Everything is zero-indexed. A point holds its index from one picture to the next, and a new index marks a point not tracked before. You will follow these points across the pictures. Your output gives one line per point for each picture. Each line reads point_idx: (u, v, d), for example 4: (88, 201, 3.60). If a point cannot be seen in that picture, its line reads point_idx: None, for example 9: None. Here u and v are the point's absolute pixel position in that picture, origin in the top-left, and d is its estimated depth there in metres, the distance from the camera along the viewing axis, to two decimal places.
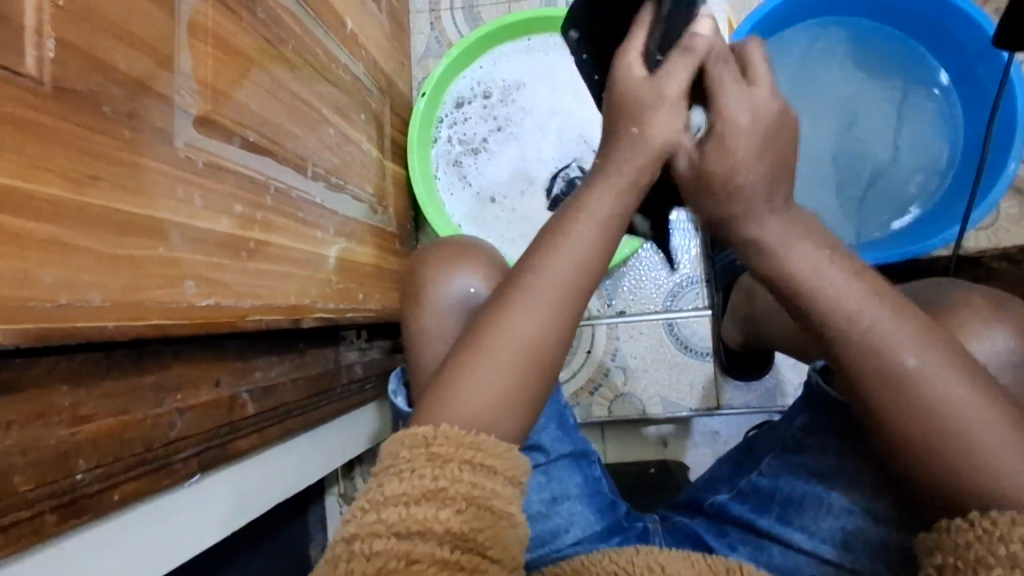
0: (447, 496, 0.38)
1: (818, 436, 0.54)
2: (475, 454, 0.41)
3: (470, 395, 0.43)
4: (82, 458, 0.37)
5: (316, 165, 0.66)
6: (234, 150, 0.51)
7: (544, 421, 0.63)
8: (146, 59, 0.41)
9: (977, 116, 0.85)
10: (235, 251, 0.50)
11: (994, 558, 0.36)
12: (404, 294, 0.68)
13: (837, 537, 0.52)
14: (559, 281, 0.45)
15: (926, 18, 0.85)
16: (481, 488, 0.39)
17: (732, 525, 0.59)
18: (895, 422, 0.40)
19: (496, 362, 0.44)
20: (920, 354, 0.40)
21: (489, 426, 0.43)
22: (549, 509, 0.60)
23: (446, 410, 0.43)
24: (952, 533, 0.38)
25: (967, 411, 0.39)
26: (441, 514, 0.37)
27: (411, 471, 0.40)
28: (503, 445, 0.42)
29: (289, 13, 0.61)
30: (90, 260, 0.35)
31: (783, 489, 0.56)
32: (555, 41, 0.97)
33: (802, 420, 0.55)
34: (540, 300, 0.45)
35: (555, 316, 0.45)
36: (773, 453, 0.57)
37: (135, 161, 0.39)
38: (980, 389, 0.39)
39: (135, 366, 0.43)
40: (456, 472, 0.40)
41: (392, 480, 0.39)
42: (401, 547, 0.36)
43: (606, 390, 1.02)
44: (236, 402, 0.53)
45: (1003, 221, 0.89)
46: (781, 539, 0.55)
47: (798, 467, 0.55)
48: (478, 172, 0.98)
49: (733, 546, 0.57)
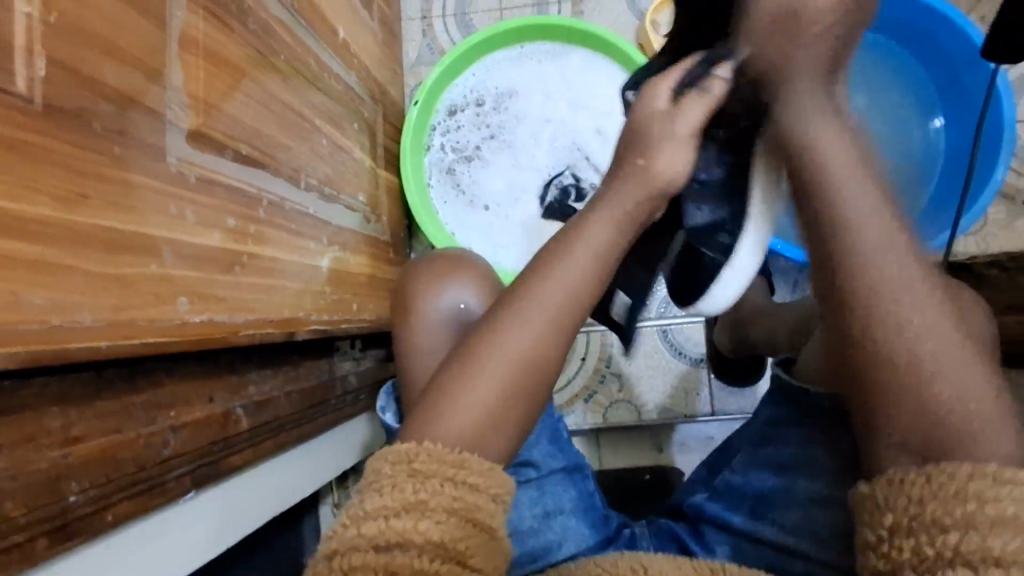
0: (427, 508, 0.38)
1: (779, 430, 0.57)
2: (458, 471, 0.41)
3: (453, 417, 0.44)
4: (75, 481, 0.37)
5: (309, 176, 0.66)
6: (226, 162, 0.50)
7: (537, 436, 0.63)
8: (135, 73, 0.40)
9: (964, 120, 0.87)
10: (229, 265, 0.50)
11: (949, 520, 0.35)
12: (396, 304, 0.68)
13: (811, 530, 0.53)
14: (548, 299, 0.47)
15: (912, 31, 0.87)
16: (463, 501, 0.40)
17: (708, 525, 0.59)
18: (877, 344, 0.41)
19: (492, 376, 0.45)
20: (925, 293, 0.41)
21: (472, 445, 0.43)
22: (543, 524, 0.59)
23: (433, 426, 0.44)
24: (907, 486, 0.38)
25: (945, 351, 0.40)
26: (420, 525, 0.38)
27: (393, 486, 0.40)
28: (488, 465, 0.42)
29: (281, 24, 0.61)
30: (83, 281, 0.35)
31: (752, 485, 0.58)
32: (548, 49, 0.97)
33: (766, 415, 0.59)
34: (529, 312, 0.46)
35: (544, 339, 0.46)
36: (743, 452, 0.60)
37: (125, 177, 0.39)
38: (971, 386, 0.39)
39: (127, 385, 0.43)
40: (437, 487, 0.40)
41: (373, 495, 0.40)
42: (380, 561, 0.36)
43: (601, 397, 1.02)
44: (229, 417, 0.52)
45: (991, 226, 0.95)
46: (755, 536, 0.55)
47: (764, 460, 0.57)
48: (471, 179, 0.98)
49: (711, 546, 0.57)
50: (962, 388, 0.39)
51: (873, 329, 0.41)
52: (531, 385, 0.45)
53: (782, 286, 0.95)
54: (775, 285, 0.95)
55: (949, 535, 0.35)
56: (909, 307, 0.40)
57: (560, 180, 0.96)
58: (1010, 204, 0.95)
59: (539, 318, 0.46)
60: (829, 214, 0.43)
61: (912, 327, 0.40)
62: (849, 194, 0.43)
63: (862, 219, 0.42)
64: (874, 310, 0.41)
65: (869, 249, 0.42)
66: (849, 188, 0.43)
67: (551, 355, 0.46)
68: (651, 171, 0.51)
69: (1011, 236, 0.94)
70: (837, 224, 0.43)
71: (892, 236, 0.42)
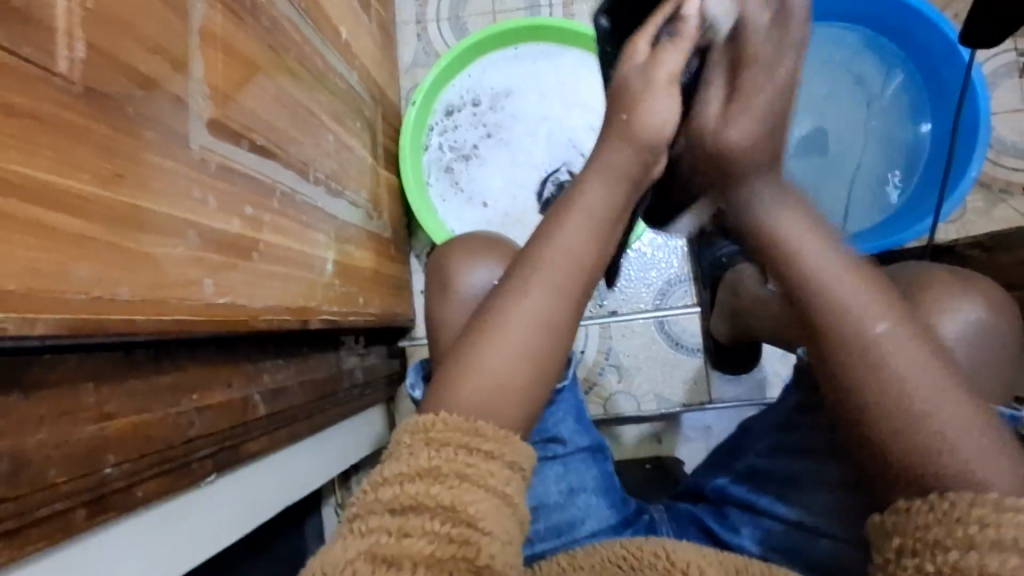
0: (440, 473, 0.40)
1: (805, 415, 0.60)
2: (472, 439, 0.43)
3: (468, 385, 0.46)
4: (111, 454, 0.38)
5: (316, 171, 0.68)
6: (243, 153, 0.52)
7: (563, 415, 0.66)
8: (161, 61, 0.41)
9: (943, 114, 0.91)
10: (247, 252, 0.51)
11: (950, 541, 0.35)
12: (430, 287, 0.70)
13: (830, 509, 0.56)
14: (557, 267, 0.48)
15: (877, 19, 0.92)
16: (475, 467, 0.41)
17: (732, 507, 0.62)
18: (864, 394, 0.41)
19: (504, 345, 0.47)
20: (897, 335, 0.41)
21: (483, 415, 0.45)
22: (567, 500, 0.63)
23: (446, 396, 0.46)
24: (913, 515, 0.38)
25: (929, 394, 0.40)
26: (432, 489, 0.39)
27: (410, 454, 0.42)
28: (502, 431, 0.44)
29: (290, 23, 0.62)
30: (120, 257, 0.36)
31: (781, 469, 0.60)
32: (542, 50, 1.00)
33: (794, 400, 0.61)
34: (531, 279, 0.48)
35: (557, 309, 0.48)
36: (766, 437, 0.62)
37: (153, 160, 0.40)
38: (955, 430, 0.39)
39: (153, 366, 0.43)
40: (451, 454, 0.41)
41: (391, 462, 0.42)
42: (393, 523, 0.38)
43: (600, 390, 1.03)
44: (248, 403, 0.53)
45: (970, 214, 1.00)
46: (777, 516, 0.58)
47: (792, 446, 0.60)
48: (469, 178, 1.00)
49: (737, 528, 0.60)
50: (948, 420, 0.39)
51: (850, 377, 0.41)
52: (545, 355, 0.47)
53: None
54: None
55: (949, 553, 0.35)
56: (884, 354, 0.41)
57: (557, 176, 0.98)
58: (986, 192, 1.00)
59: (552, 287, 0.48)
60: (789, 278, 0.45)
61: (894, 371, 0.40)
62: (804, 251, 0.44)
63: (821, 280, 0.43)
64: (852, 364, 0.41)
65: (830, 301, 0.43)
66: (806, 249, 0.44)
67: (564, 328, 0.48)
68: (635, 126, 0.49)
69: (989, 223, 0.98)
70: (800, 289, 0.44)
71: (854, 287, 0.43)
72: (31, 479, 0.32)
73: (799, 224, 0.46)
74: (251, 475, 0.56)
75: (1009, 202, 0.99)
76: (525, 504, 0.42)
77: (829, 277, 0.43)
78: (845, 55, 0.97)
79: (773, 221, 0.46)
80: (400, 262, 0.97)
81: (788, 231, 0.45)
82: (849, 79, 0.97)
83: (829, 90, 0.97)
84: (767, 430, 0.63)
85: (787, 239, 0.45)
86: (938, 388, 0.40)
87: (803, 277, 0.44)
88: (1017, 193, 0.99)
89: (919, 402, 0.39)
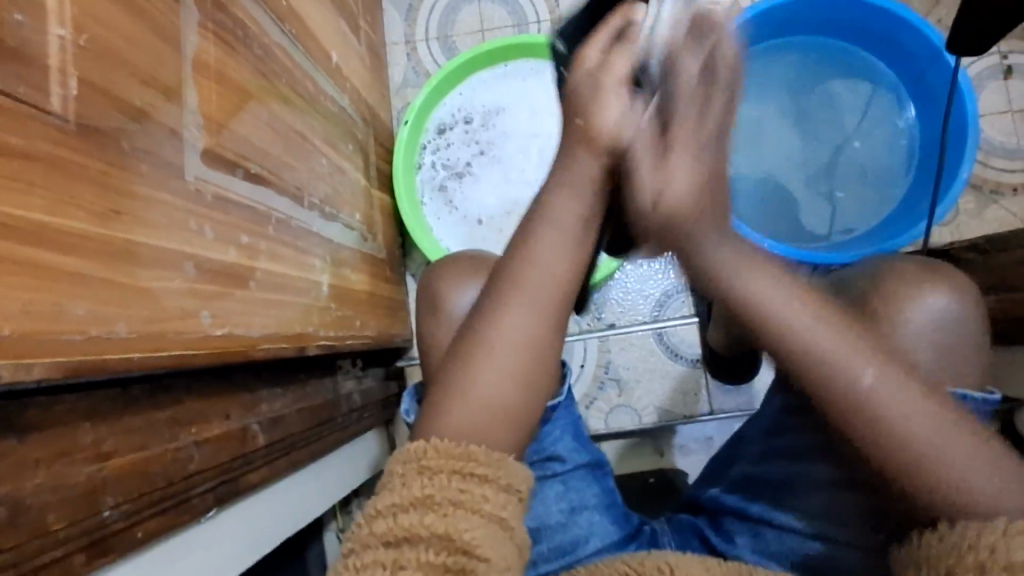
0: (433, 502, 0.42)
1: (789, 417, 0.61)
2: (465, 464, 0.44)
3: (462, 411, 0.47)
4: (109, 495, 0.37)
5: (311, 196, 0.67)
6: (238, 182, 0.51)
7: (559, 433, 0.64)
8: (155, 93, 0.41)
9: (931, 115, 0.92)
10: (244, 281, 0.50)
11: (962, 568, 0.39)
12: (420, 309, 0.71)
13: (828, 511, 0.56)
14: (536, 284, 0.48)
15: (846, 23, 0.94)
16: (469, 493, 0.43)
17: (729, 517, 0.62)
18: (864, 442, 0.42)
19: (491, 363, 0.47)
20: (883, 379, 0.42)
21: (476, 439, 0.46)
22: (569, 519, 0.62)
23: (440, 425, 0.47)
24: (927, 547, 0.41)
25: (927, 425, 0.41)
26: (426, 519, 0.41)
27: (403, 484, 0.43)
28: (495, 455, 0.45)
29: (281, 49, 0.62)
30: (119, 293, 0.36)
31: (771, 474, 0.60)
32: (531, 66, 1.00)
33: (779, 402, 0.62)
34: (516, 300, 0.48)
35: (544, 330, 0.48)
36: (758, 444, 0.63)
37: (148, 194, 0.39)
38: (934, 435, 0.41)
39: (150, 402, 0.43)
40: (444, 481, 0.43)
41: (385, 493, 0.43)
42: (388, 555, 0.40)
43: (601, 403, 1.03)
44: (247, 433, 0.53)
45: (963, 215, 1.00)
46: (774, 523, 0.58)
47: (784, 450, 0.60)
48: (463, 196, 1.00)
49: (733, 536, 0.60)
50: (921, 426, 0.41)
51: (833, 410, 0.43)
52: (532, 369, 0.48)
53: None
54: None
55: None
56: (852, 379, 0.42)
57: None
58: (977, 193, 1.01)
59: (532, 304, 0.48)
60: (737, 301, 0.43)
61: (864, 396, 0.42)
62: (756, 297, 0.43)
63: (771, 308, 0.42)
64: (830, 382, 0.42)
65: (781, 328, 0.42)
66: (784, 310, 0.42)
67: (550, 346, 0.48)
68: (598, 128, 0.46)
69: (981, 224, 0.99)
70: (781, 350, 0.43)
71: (834, 339, 0.42)
72: (30, 526, 0.32)
73: (731, 249, 0.44)
74: (251, 507, 0.55)
75: (1000, 203, 1.00)
76: (522, 528, 0.43)
77: (776, 305, 0.42)
78: (832, 62, 0.98)
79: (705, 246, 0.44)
80: (396, 283, 0.96)
81: (726, 255, 0.44)
82: (838, 86, 0.98)
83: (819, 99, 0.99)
84: (757, 439, 0.63)
85: (722, 263, 0.44)
86: (929, 416, 0.41)
87: (750, 305, 0.43)
88: (1007, 193, 1.00)
89: (917, 437, 0.41)
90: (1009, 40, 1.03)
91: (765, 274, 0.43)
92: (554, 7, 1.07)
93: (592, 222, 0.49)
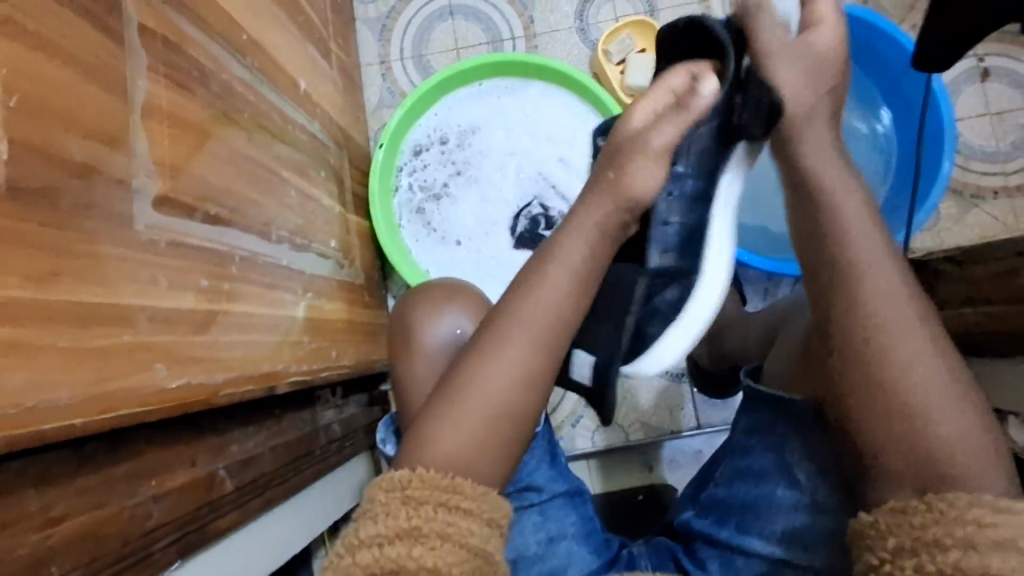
0: (421, 533, 0.42)
1: (755, 438, 0.60)
2: (451, 497, 0.45)
3: (447, 440, 0.48)
4: (57, 563, 0.36)
5: (280, 229, 0.66)
6: (196, 225, 0.51)
7: (536, 461, 0.64)
8: (99, 145, 0.40)
9: (906, 123, 0.92)
10: (204, 326, 0.50)
11: (949, 541, 0.40)
12: (396, 339, 0.70)
13: (793, 534, 0.56)
14: (540, 318, 0.53)
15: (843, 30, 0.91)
16: (456, 526, 0.43)
17: (702, 542, 0.60)
18: (866, 359, 0.47)
19: (486, 392, 0.50)
20: (913, 325, 0.47)
21: (462, 471, 0.47)
22: (546, 549, 0.61)
23: (425, 454, 0.48)
24: (910, 514, 0.42)
25: (929, 379, 0.46)
26: (413, 552, 0.41)
27: (387, 514, 0.43)
28: (479, 489, 0.46)
29: (243, 83, 0.62)
30: (57, 358, 0.35)
31: (738, 495, 0.60)
32: (506, 84, 1.00)
33: (743, 422, 0.61)
34: (512, 330, 0.52)
35: (531, 362, 0.51)
36: (724, 465, 0.62)
37: (96, 250, 0.39)
38: (937, 385, 0.45)
39: (108, 457, 0.42)
40: (431, 513, 0.43)
41: (367, 523, 0.43)
42: None
43: (587, 421, 1.02)
44: (215, 479, 0.52)
45: (944, 221, 1.00)
46: (744, 548, 0.58)
47: (746, 471, 0.60)
48: (441, 217, 0.99)
49: (705, 562, 0.59)
50: (936, 383, 0.45)
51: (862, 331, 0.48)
52: (518, 400, 0.51)
53: (754, 296, 1.01)
54: (747, 295, 1.01)
55: (950, 554, 0.39)
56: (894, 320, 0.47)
57: (529, 211, 0.98)
58: (958, 198, 1.00)
59: (530, 338, 0.52)
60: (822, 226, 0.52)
61: (896, 330, 0.47)
62: (844, 223, 0.51)
63: (855, 236, 0.51)
64: (875, 304, 0.48)
65: (851, 251, 0.50)
66: (860, 250, 0.50)
67: (539, 379, 0.52)
68: (622, 185, 0.58)
69: (963, 229, 0.99)
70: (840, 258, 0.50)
71: (891, 288, 0.48)
72: None
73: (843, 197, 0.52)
74: (229, 548, 0.54)
75: (982, 207, 0.99)
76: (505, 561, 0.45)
77: (863, 236, 0.51)
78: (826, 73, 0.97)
79: (813, 188, 0.54)
80: (375, 308, 0.95)
81: (833, 196, 0.53)
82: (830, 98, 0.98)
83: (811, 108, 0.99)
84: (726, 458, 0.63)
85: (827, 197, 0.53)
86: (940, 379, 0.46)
87: (834, 229, 0.51)
88: (988, 197, 0.99)
89: (925, 402, 0.45)
90: (986, 43, 1.02)
91: (865, 218, 0.52)
92: (528, 22, 1.07)
93: (576, 266, 0.55)
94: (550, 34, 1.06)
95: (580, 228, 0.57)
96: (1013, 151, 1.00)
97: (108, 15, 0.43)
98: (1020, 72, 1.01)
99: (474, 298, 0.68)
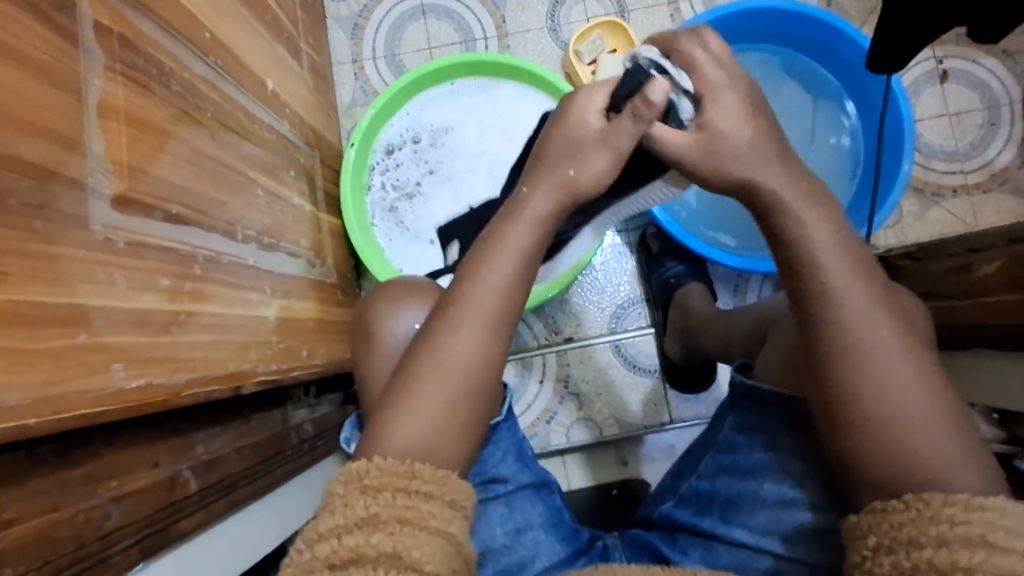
0: (378, 520, 0.42)
1: (742, 435, 0.61)
2: (409, 482, 0.46)
3: (395, 430, 0.49)
4: (8, 566, 0.36)
5: (246, 228, 0.66)
6: (155, 225, 0.50)
7: (502, 454, 0.64)
8: (54, 147, 0.40)
9: (869, 122, 0.95)
10: (164, 326, 0.49)
11: (924, 538, 0.42)
12: (356, 336, 0.70)
13: (774, 528, 0.57)
14: (481, 301, 0.53)
15: (724, 25, 0.92)
16: (416, 509, 0.44)
17: (681, 532, 0.62)
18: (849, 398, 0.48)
19: (431, 393, 0.51)
20: (886, 347, 0.48)
21: (421, 456, 0.49)
22: (514, 541, 0.62)
23: (380, 444, 0.49)
24: (889, 513, 0.44)
25: (905, 398, 0.47)
26: (372, 539, 0.41)
27: (345, 505, 0.44)
28: (441, 472, 0.47)
29: (206, 82, 0.61)
30: (6, 360, 0.35)
31: (721, 490, 0.61)
32: (479, 84, 1.00)
33: (731, 420, 0.62)
34: (461, 316, 0.53)
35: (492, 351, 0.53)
36: (707, 460, 0.63)
37: (49, 251, 0.39)
38: (908, 403, 0.47)
39: (62, 460, 0.42)
40: (389, 499, 0.44)
41: (326, 516, 0.43)
42: None
43: (562, 417, 1.03)
44: (178, 479, 0.51)
45: (907, 218, 1.03)
46: (725, 538, 0.59)
47: (731, 467, 0.61)
48: (414, 216, 0.99)
49: (684, 550, 0.60)
50: (910, 403, 0.47)
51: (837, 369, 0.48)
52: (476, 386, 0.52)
53: (723, 292, 1.04)
54: (717, 291, 1.04)
55: (924, 550, 0.42)
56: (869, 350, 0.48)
57: None
58: (920, 196, 1.03)
59: (476, 322, 0.52)
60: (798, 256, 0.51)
61: (873, 361, 0.48)
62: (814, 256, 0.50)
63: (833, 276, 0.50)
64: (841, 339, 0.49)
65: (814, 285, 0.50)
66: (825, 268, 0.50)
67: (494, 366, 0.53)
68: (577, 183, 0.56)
69: (924, 226, 1.02)
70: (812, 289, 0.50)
71: (858, 300, 0.49)
72: None
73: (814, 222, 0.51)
74: (205, 551, 0.53)
75: (942, 205, 1.02)
76: (468, 544, 0.45)
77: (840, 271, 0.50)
78: (791, 74, 0.99)
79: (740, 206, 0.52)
80: (348, 306, 0.95)
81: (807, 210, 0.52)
82: (799, 94, 1.00)
83: (786, 104, 1.00)
84: (709, 453, 0.64)
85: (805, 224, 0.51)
86: (919, 404, 0.47)
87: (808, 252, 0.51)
88: (948, 195, 1.02)
89: (901, 416, 0.47)
90: (944, 46, 1.05)
91: (835, 244, 0.51)
92: (500, 22, 1.07)
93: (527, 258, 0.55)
94: (521, 34, 1.07)
95: (521, 214, 0.56)
96: (971, 151, 1.03)
97: (59, 13, 0.42)
98: (976, 73, 1.04)
99: (427, 292, 0.69)
